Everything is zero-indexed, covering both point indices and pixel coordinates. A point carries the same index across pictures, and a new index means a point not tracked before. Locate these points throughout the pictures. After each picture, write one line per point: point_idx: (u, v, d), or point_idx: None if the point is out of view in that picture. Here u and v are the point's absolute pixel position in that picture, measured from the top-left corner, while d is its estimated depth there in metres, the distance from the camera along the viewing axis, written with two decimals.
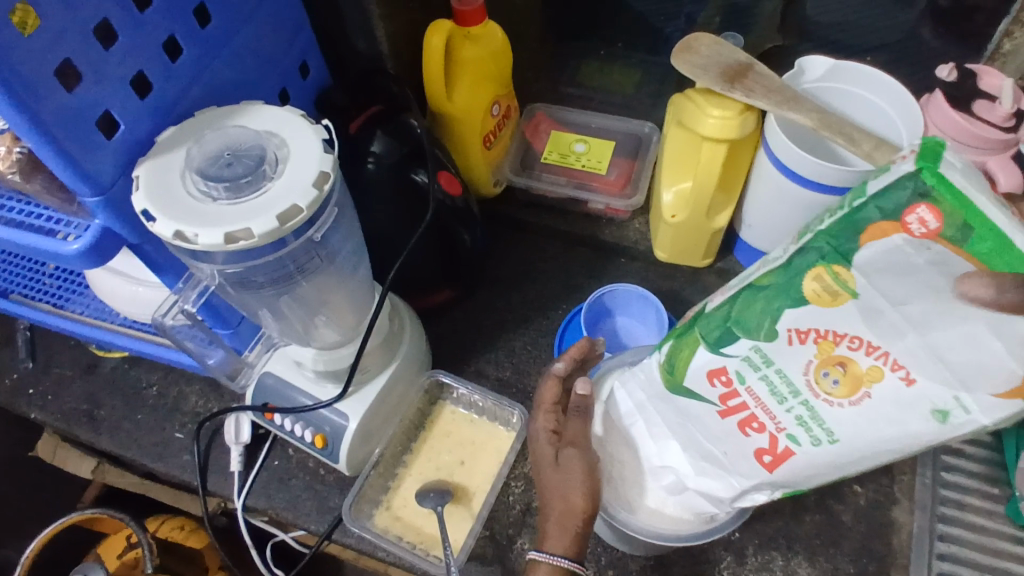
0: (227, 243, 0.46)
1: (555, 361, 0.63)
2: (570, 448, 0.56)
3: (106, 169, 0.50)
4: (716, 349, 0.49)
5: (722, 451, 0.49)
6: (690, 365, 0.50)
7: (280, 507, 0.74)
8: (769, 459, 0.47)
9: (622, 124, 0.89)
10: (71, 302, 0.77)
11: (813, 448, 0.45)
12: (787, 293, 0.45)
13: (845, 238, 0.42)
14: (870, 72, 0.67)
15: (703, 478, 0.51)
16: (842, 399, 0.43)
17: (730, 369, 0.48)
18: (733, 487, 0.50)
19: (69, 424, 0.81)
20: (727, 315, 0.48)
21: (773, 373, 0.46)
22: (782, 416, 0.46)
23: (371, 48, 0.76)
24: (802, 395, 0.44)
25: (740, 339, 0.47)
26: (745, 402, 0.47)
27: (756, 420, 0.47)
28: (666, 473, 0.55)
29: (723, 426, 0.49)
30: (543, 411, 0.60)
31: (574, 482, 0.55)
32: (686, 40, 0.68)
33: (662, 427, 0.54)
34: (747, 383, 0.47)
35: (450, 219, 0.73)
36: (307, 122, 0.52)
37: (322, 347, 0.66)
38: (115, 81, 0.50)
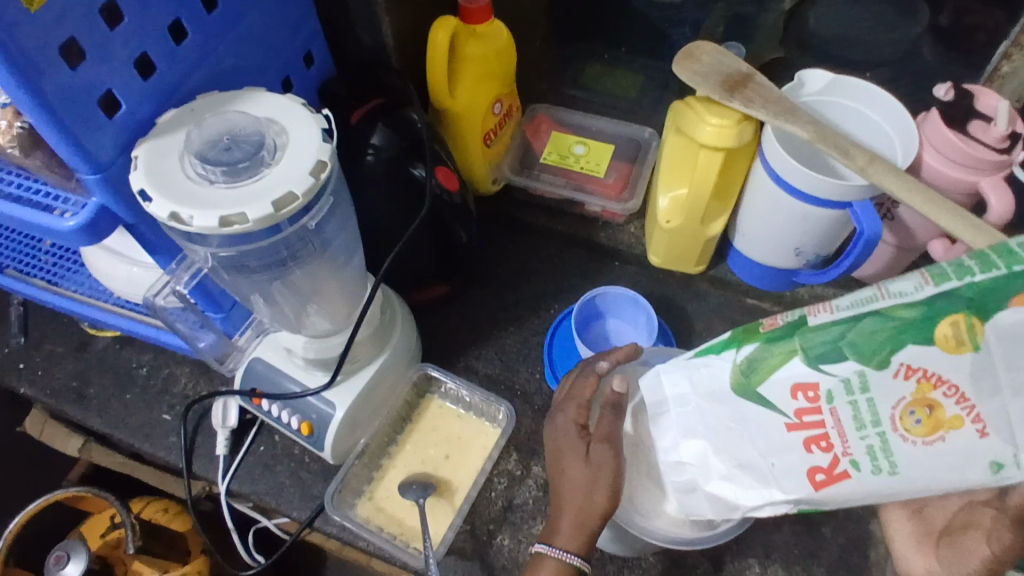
0: (221, 227, 0.47)
1: (600, 360, 0.64)
2: (601, 443, 0.56)
3: (105, 148, 0.50)
4: (815, 365, 0.41)
5: (769, 460, 0.42)
6: (777, 373, 0.42)
7: (264, 492, 0.74)
8: (820, 479, 0.40)
9: (622, 128, 0.90)
10: (65, 279, 0.77)
11: (871, 478, 0.39)
12: (914, 331, 0.38)
13: (993, 292, 0.36)
14: (868, 88, 0.68)
15: (722, 484, 0.45)
16: (917, 438, 0.38)
17: (823, 387, 0.41)
18: (761, 501, 0.43)
19: (58, 401, 0.81)
20: (844, 334, 0.40)
21: (863, 401, 0.39)
22: (849, 441, 0.40)
23: (375, 41, 0.76)
24: (881, 426, 0.39)
25: (847, 360, 0.40)
26: (823, 420, 0.41)
27: (824, 440, 0.41)
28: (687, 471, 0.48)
29: (783, 438, 0.42)
30: (575, 406, 0.60)
31: (603, 478, 0.55)
32: (688, 48, 0.69)
33: (706, 430, 0.45)
34: (834, 405, 0.40)
35: (447, 214, 0.73)
36: (307, 111, 0.52)
37: (314, 335, 0.66)
38: (118, 61, 0.50)
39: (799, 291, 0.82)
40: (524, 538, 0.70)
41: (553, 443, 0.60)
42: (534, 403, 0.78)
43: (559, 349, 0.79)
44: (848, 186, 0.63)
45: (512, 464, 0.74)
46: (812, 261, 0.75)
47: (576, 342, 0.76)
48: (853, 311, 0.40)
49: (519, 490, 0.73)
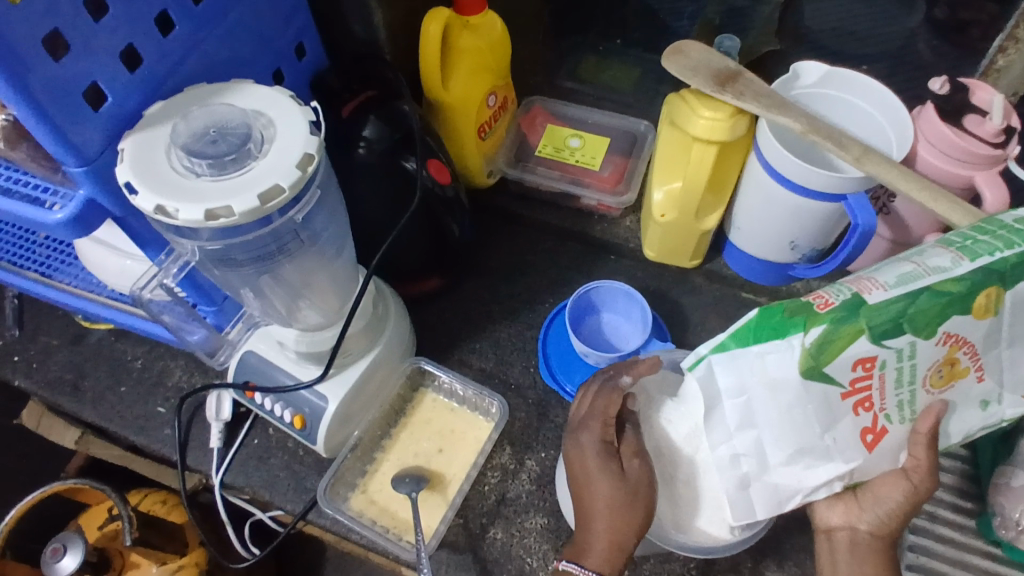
0: (207, 220, 0.47)
1: (621, 375, 0.62)
2: (631, 457, 0.59)
3: (92, 141, 0.50)
4: (878, 341, 0.47)
5: (829, 436, 0.49)
6: (843, 353, 0.47)
7: (258, 485, 0.74)
8: (870, 439, 0.50)
9: (618, 121, 0.89)
10: (59, 272, 0.77)
11: (899, 426, 0.51)
12: (961, 302, 0.48)
13: (1014, 270, 0.49)
14: (863, 81, 0.67)
15: (790, 465, 0.51)
16: (937, 388, 0.51)
17: (879, 359, 0.48)
18: (827, 473, 0.50)
19: (53, 393, 0.81)
20: (904, 310, 0.47)
21: (909, 365, 0.49)
22: (892, 400, 0.50)
23: (368, 33, 0.76)
24: (916, 383, 0.50)
25: (905, 334, 0.47)
26: (870, 385, 0.49)
27: (869, 402, 0.49)
28: (745, 464, 0.52)
29: (839, 407, 0.49)
30: (601, 424, 0.60)
31: (642, 493, 0.58)
32: (676, 45, 0.69)
33: (762, 417, 0.50)
34: (883, 372, 0.49)
35: (439, 206, 0.73)
36: (294, 103, 0.52)
37: (305, 329, 0.66)
38: (104, 53, 0.50)
39: (794, 285, 0.81)
40: (517, 532, 0.70)
41: (576, 460, 0.61)
42: (528, 397, 0.78)
43: (556, 342, 0.80)
44: (841, 180, 0.63)
45: (506, 458, 0.74)
46: (808, 255, 0.75)
47: (571, 336, 0.76)
48: (904, 289, 0.47)
49: (512, 484, 0.73)
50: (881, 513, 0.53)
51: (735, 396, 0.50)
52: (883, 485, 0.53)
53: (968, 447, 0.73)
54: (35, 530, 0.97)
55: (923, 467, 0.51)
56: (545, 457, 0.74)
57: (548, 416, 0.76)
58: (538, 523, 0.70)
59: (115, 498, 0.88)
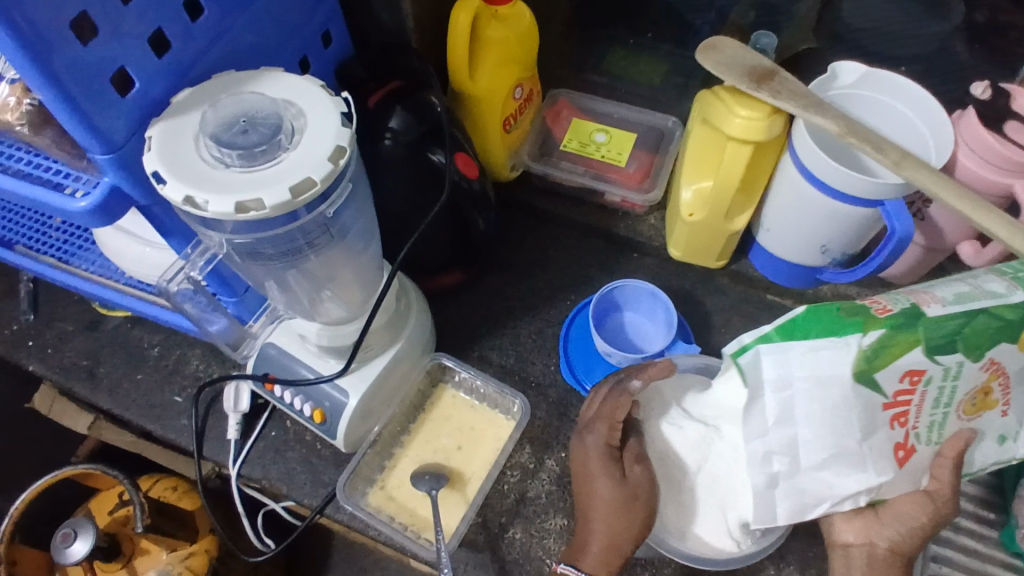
0: (236, 213, 0.45)
1: (632, 377, 0.61)
2: (636, 464, 0.59)
3: (118, 128, 0.49)
4: (930, 354, 0.48)
5: (866, 444, 0.48)
6: (897, 360, 0.47)
7: (274, 478, 0.73)
8: (902, 454, 0.49)
9: (645, 116, 0.88)
10: (76, 258, 0.76)
11: (925, 447, 0.50)
12: (1011, 330, 0.49)
13: None
14: (904, 84, 0.66)
15: (821, 470, 0.49)
16: (967, 415, 0.51)
17: (927, 373, 0.48)
18: (857, 484, 0.49)
19: (69, 379, 0.81)
20: (961, 326, 0.48)
21: (950, 387, 0.49)
22: (925, 419, 0.49)
23: (395, 22, 0.74)
24: (950, 407, 0.50)
25: (956, 352, 0.48)
26: (911, 400, 0.48)
27: (905, 417, 0.49)
28: (776, 462, 0.50)
29: (879, 416, 0.48)
30: (607, 427, 0.60)
31: (638, 504, 0.57)
32: (709, 40, 0.67)
33: (804, 415, 0.48)
34: (927, 387, 0.49)
35: (466, 202, 0.72)
36: (326, 93, 0.51)
37: (327, 323, 0.65)
38: (132, 38, 0.48)
39: (821, 289, 0.80)
40: (537, 533, 0.69)
41: (579, 458, 0.60)
42: (549, 396, 0.77)
43: (576, 343, 0.79)
44: (880, 184, 0.61)
45: (525, 457, 0.73)
46: (838, 259, 0.74)
47: (594, 334, 0.75)
48: (963, 306, 0.49)
49: (532, 483, 0.72)
50: (902, 530, 0.51)
51: (779, 389, 0.48)
52: (904, 504, 0.51)
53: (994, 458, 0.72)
54: (49, 511, 0.97)
55: (946, 490, 0.50)
56: (565, 457, 0.73)
57: (568, 416, 0.75)
58: (558, 523, 0.70)
59: (127, 484, 0.86)
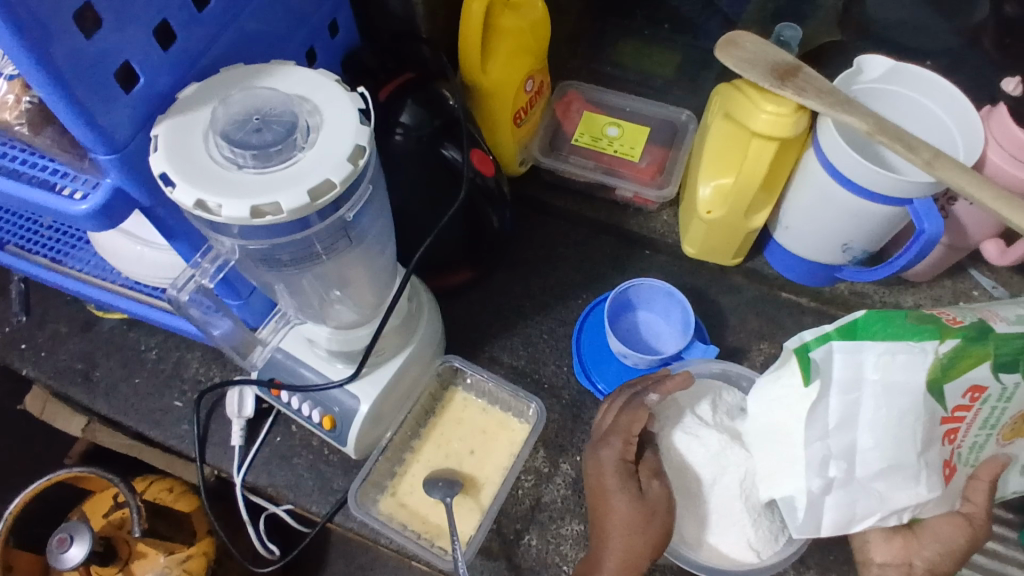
0: (252, 218, 0.43)
1: (648, 391, 0.62)
2: (651, 476, 0.59)
3: (122, 126, 0.46)
4: (995, 371, 0.49)
5: (923, 457, 0.49)
6: (963, 374, 0.49)
7: (281, 485, 0.71)
8: (948, 472, 0.51)
9: (658, 110, 0.86)
10: (70, 257, 0.72)
11: (964, 464, 0.52)
12: None
13: None
14: (931, 77, 0.64)
15: (875, 481, 0.50)
16: (1007, 440, 0.53)
17: (987, 391, 0.50)
18: (908, 498, 0.49)
19: (63, 383, 0.77)
20: None
21: (1002, 408, 0.51)
22: (969, 438, 0.52)
23: (405, 10, 0.71)
24: (996, 429, 0.52)
25: (1018, 373, 0.49)
26: (965, 416, 0.50)
27: (955, 433, 0.51)
28: (833, 468, 0.50)
29: (934, 428, 0.50)
30: (624, 441, 0.60)
31: (657, 521, 0.56)
32: (730, 35, 0.64)
33: (868, 420, 0.49)
34: (981, 406, 0.50)
35: (481, 200, 0.70)
36: (343, 89, 0.48)
37: (338, 327, 0.63)
38: (137, 29, 0.45)
39: (838, 286, 0.79)
40: (552, 539, 0.68)
41: (595, 475, 0.60)
42: (562, 397, 0.75)
43: (589, 344, 0.77)
44: (909, 182, 0.59)
45: (540, 461, 0.71)
46: (858, 257, 0.72)
47: (608, 334, 0.73)
48: None
49: (547, 488, 0.70)
50: (940, 549, 0.51)
51: (847, 389, 0.50)
52: (943, 525, 0.52)
53: None
54: (44, 515, 0.93)
55: (981, 513, 0.51)
56: (579, 461, 0.71)
57: (582, 418, 0.73)
58: (574, 529, 0.68)
59: (123, 486, 0.82)
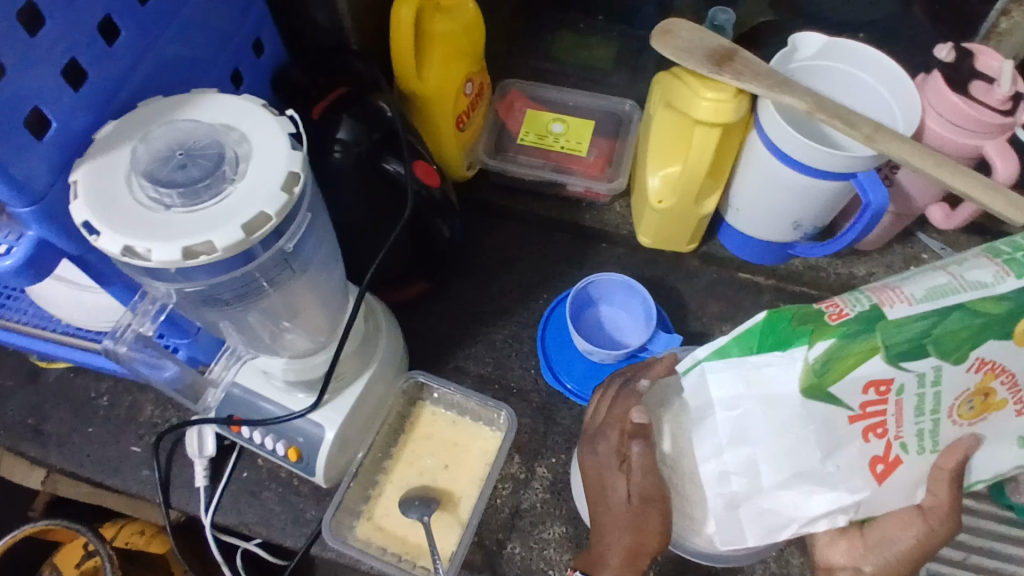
0: (185, 259, 0.41)
1: (640, 377, 0.58)
2: (644, 473, 0.53)
3: (38, 175, 0.43)
4: (895, 362, 0.42)
5: (831, 461, 0.44)
6: (851, 373, 0.42)
7: (252, 522, 0.69)
8: (881, 469, 0.45)
9: (600, 102, 0.86)
10: (5, 309, 0.68)
11: (919, 458, 0.45)
12: (998, 326, 0.42)
13: None
14: (862, 51, 0.65)
15: (783, 491, 0.46)
16: (965, 420, 0.45)
17: (895, 381, 0.43)
18: (825, 504, 0.45)
19: (13, 440, 0.74)
20: (926, 329, 0.42)
21: (931, 393, 0.44)
22: (909, 428, 0.45)
23: (331, 21, 0.69)
24: (938, 413, 0.45)
25: (928, 356, 0.42)
26: (883, 410, 0.44)
27: (881, 428, 0.44)
28: (734, 483, 0.47)
29: (845, 432, 0.44)
30: (618, 433, 0.58)
31: (650, 523, 0.54)
32: (664, 24, 0.64)
33: (755, 433, 0.45)
34: (900, 397, 0.44)
35: (427, 211, 0.68)
36: (270, 113, 0.46)
37: (293, 356, 0.61)
38: (46, 72, 0.43)
39: (792, 263, 0.79)
40: (536, 544, 0.67)
41: (594, 470, 0.60)
42: (532, 401, 0.74)
43: (554, 344, 0.76)
44: (853, 157, 0.60)
45: (515, 467, 0.71)
46: (809, 233, 0.73)
47: (571, 332, 0.72)
48: (933, 304, 0.42)
49: (525, 493, 0.69)
50: (888, 555, 0.48)
51: (728, 407, 0.46)
52: (891, 525, 0.48)
53: None
54: None
55: (942, 507, 0.46)
56: (556, 463, 0.71)
57: (554, 419, 0.73)
58: (557, 532, 0.67)
59: (91, 535, 0.78)
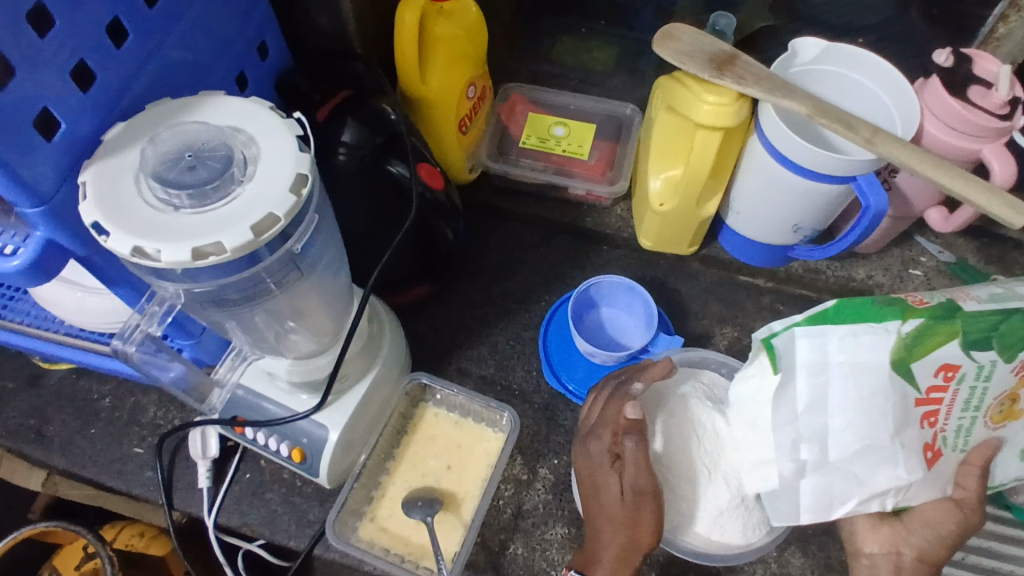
0: (195, 260, 0.41)
1: (633, 380, 0.62)
2: (637, 469, 0.57)
3: (45, 176, 0.44)
4: (967, 349, 0.48)
5: (899, 439, 0.48)
6: (933, 352, 0.48)
7: (256, 523, 0.69)
8: (930, 455, 0.50)
9: (601, 105, 0.87)
10: (8, 310, 0.68)
11: (952, 451, 0.51)
12: None
13: None
14: (862, 55, 0.66)
15: (849, 463, 0.49)
16: (994, 423, 0.51)
17: (961, 369, 0.48)
18: (885, 481, 0.49)
19: (16, 442, 0.74)
20: (995, 324, 0.48)
21: (981, 387, 0.49)
22: (952, 422, 0.50)
23: (335, 25, 0.70)
24: (977, 411, 0.50)
25: (990, 349, 0.48)
26: (943, 398, 0.49)
27: (935, 416, 0.49)
28: (805, 451, 0.50)
29: (911, 412, 0.49)
30: (611, 431, 0.59)
31: (644, 517, 0.55)
32: (665, 28, 0.65)
33: (840, 403, 0.49)
34: (959, 386, 0.49)
35: (431, 214, 0.69)
36: (277, 116, 0.46)
37: (297, 358, 0.61)
38: (55, 75, 0.43)
39: (792, 265, 0.80)
40: (538, 545, 0.67)
41: (586, 468, 0.61)
42: (534, 402, 0.74)
43: (556, 346, 0.76)
44: (852, 161, 0.60)
45: (518, 468, 0.71)
46: (808, 235, 0.74)
47: (573, 333, 0.73)
48: (998, 305, 0.49)
49: (528, 494, 0.70)
50: (929, 537, 0.52)
51: (814, 373, 0.49)
52: (933, 512, 0.52)
53: None
54: None
55: (974, 498, 0.51)
56: (558, 464, 0.71)
57: (557, 420, 0.73)
58: (559, 533, 0.68)
59: (91, 537, 0.78)
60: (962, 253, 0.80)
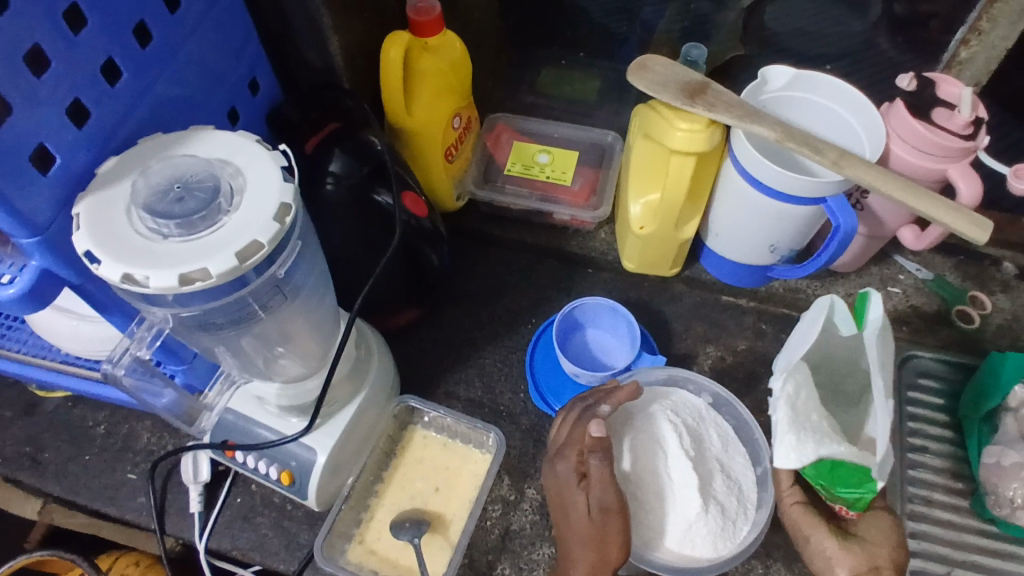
0: (182, 285, 0.43)
1: (600, 403, 0.63)
2: (602, 486, 0.58)
3: (40, 208, 0.46)
4: None
5: None
6: None
7: (246, 547, 0.70)
8: None
9: (585, 133, 0.89)
10: (5, 340, 0.70)
11: None
12: None
13: None
14: (831, 81, 0.68)
15: None
16: None
17: None
18: None
19: (11, 469, 0.75)
20: None
21: None
22: None
23: (324, 60, 0.73)
24: None
25: None
26: None
27: None
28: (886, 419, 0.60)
29: None
30: (576, 451, 0.61)
31: (610, 532, 0.57)
32: (639, 60, 0.67)
33: None
34: None
35: (418, 240, 0.71)
36: (263, 149, 0.49)
37: (286, 381, 0.63)
38: (50, 113, 0.45)
39: (773, 285, 0.82)
40: (525, 565, 0.68)
41: (553, 487, 0.62)
42: (521, 423, 0.75)
43: (543, 370, 0.78)
44: (820, 183, 0.63)
45: (505, 489, 0.72)
46: (786, 256, 0.76)
47: (559, 355, 0.74)
48: None
49: (515, 515, 0.70)
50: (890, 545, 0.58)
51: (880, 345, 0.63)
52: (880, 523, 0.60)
53: (952, 428, 0.74)
54: None
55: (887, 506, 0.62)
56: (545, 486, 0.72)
57: (544, 441, 0.74)
58: (545, 553, 0.68)
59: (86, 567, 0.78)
60: (940, 271, 0.82)
